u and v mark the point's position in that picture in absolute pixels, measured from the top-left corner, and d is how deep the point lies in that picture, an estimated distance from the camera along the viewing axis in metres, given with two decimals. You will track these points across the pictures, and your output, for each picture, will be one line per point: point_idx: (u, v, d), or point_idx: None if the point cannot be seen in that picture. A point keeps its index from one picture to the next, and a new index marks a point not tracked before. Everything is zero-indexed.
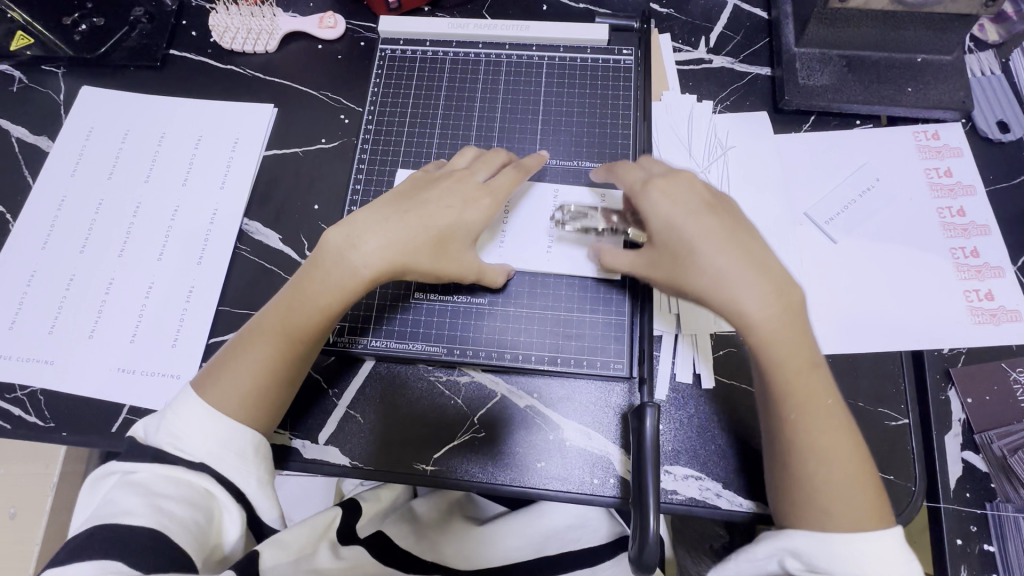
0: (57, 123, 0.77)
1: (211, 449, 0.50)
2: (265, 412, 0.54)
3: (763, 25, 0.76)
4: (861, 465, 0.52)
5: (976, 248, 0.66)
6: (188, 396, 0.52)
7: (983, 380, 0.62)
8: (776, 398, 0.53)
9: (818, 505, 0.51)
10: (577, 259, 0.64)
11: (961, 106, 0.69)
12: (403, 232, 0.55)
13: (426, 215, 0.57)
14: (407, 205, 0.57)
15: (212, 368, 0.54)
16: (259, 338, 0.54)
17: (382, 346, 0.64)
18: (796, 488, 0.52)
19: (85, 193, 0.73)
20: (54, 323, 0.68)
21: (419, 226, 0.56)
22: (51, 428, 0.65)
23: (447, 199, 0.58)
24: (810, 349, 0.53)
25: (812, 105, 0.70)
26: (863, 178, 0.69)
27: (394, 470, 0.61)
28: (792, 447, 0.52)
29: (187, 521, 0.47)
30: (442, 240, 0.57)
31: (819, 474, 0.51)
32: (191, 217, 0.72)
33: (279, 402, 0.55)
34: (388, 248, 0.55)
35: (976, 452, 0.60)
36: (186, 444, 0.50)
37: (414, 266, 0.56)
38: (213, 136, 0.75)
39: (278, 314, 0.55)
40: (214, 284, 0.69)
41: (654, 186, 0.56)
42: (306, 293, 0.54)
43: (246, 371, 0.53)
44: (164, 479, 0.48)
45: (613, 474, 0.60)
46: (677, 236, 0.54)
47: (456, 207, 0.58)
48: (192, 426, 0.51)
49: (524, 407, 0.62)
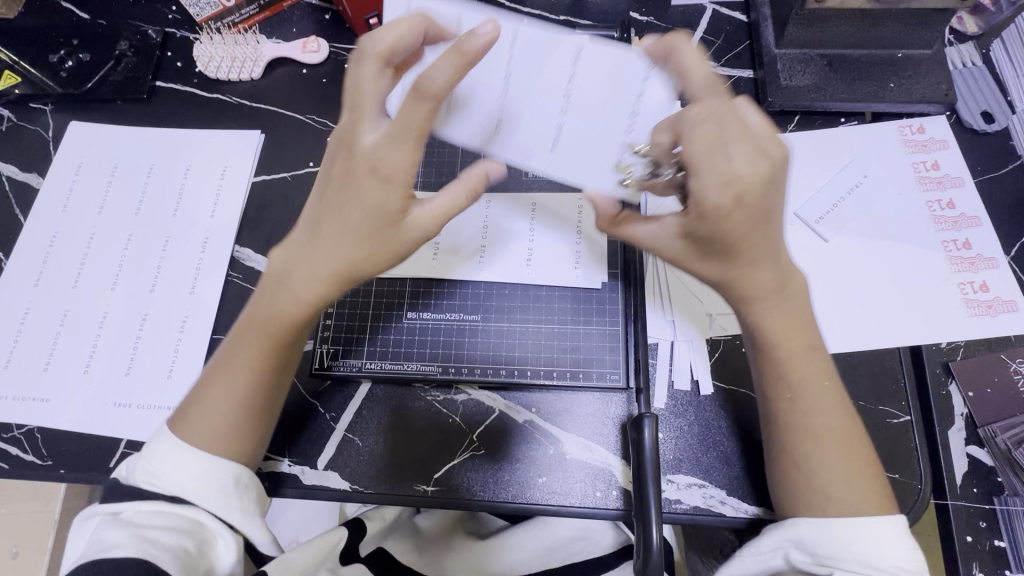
0: (46, 160, 0.78)
1: (192, 485, 0.50)
2: (246, 439, 0.53)
3: (743, 28, 0.77)
4: (856, 452, 0.52)
5: (967, 240, 0.66)
6: (163, 436, 0.52)
7: (984, 372, 0.61)
8: (783, 385, 0.53)
9: (818, 508, 0.50)
10: (586, 166, 0.53)
11: (945, 98, 0.69)
12: (325, 248, 0.49)
13: (344, 217, 0.48)
14: (323, 211, 0.49)
15: (183, 411, 0.53)
16: (222, 370, 0.53)
17: (377, 368, 0.64)
18: (794, 489, 0.52)
19: (76, 228, 0.73)
20: (48, 360, 0.68)
21: (339, 232, 0.49)
22: (48, 466, 0.64)
23: (362, 188, 0.47)
24: (808, 331, 0.53)
25: (795, 105, 0.71)
26: (851, 176, 0.69)
27: (396, 491, 0.61)
28: (787, 450, 0.52)
29: (175, 548, 0.47)
30: (366, 232, 0.48)
31: (821, 464, 0.51)
32: (182, 247, 0.72)
33: (265, 423, 0.55)
34: (316, 258, 0.50)
35: (981, 446, 0.60)
36: (167, 483, 0.50)
37: (348, 271, 0.50)
38: (202, 165, 0.76)
39: (237, 349, 0.53)
40: (208, 313, 0.69)
41: (733, 188, 0.44)
42: (258, 322, 0.53)
43: (217, 405, 0.52)
44: (152, 513, 0.49)
45: (616, 486, 0.59)
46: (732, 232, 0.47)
47: (369, 198, 0.47)
48: (172, 466, 0.50)
49: (523, 422, 0.62)
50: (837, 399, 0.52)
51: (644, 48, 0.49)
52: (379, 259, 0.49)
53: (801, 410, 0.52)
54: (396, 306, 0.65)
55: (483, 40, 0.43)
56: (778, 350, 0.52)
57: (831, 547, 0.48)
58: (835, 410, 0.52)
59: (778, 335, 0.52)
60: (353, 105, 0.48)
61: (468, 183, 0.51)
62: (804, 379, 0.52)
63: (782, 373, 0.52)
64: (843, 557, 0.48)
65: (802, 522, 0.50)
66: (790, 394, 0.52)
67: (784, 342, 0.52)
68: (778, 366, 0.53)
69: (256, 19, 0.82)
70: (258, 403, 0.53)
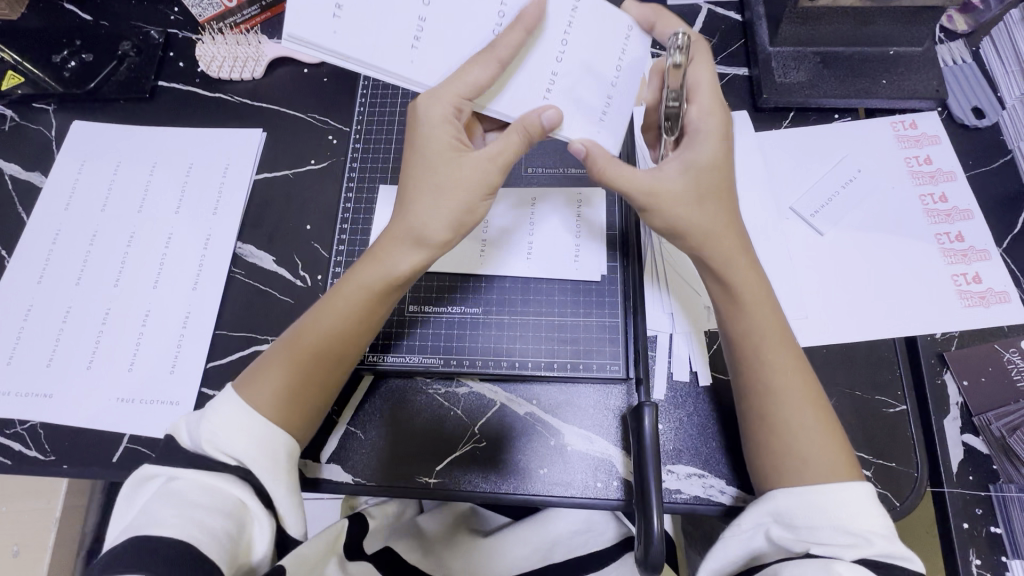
0: (49, 159, 0.78)
1: (241, 447, 0.50)
2: (311, 403, 0.55)
3: (738, 27, 0.78)
4: (823, 415, 0.53)
5: (960, 232, 0.67)
6: (230, 396, 0.53)
7: (978, 362, 0.62)
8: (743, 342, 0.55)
9: (796, 475, 0.51)
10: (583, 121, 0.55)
11: (935, 95, 0.70)
12: (434, 206, 0.54)
13: (448, 185, 0.54)
14: (424, 181, 0.54)
15: (253, 375, 0.55)
16: (296, 337, 0.56)
17: (378, 361, 0.64)
18: (767, 455, 0.53)
19: (80, 226, 0.74)
20: (51, 356, 0.68)
21: (420, 195, 0.54)
22: (51, 462, 0.64)
23: (461, 161, 0.53)
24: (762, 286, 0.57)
25: (789, 101, 0.72)
26: (845, 171, 0.70)
27: (398, 484, 0.61)
28: (765, 415, 0.53)
29: (218, 530, 0.46)
30: (453, 192, 0.54)
31: (786, 423, 0.52)
32: (185, 244, 0.72)
33: (336, 388, 0.58)
34: (399, 218, 0.55)
35: (976, 435, 0.60)
36: (228, 445, 0.50)
37: (421, 234, 0.55)
38: (204, 163, 0.76)
39: (324, 319, 0.56)
40: (211, 309, 0.70)
41: (716, 118, 0.55)
42: (347, 294, 0.56)
43: (289, 370, 0.54)
44: (201, 488, 0.48)
45: (616, 477, 0.60)
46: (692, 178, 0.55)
47: (463, 169, 0.54)
48: (239, 429, 0.51)
49: (524, 414, 0.63)
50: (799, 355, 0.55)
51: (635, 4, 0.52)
52: (452, 221, 0.54)
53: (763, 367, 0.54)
54: (397, 300, 0.66)
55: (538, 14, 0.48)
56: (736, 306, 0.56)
57: (807, 515, 0.48)
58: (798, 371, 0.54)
59: (743, 286, 0.56)
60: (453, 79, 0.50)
61: (523, 129, 0.53)
62: (763, 335, 0.55)
63: (750, 339, 0.55)
64: (821, 524, 0.48)
65: (780, 495, 0.50)
66: (761, 360, 0.54)
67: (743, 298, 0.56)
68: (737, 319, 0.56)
69: (257, 19, 0.82)
70: (331, 369, 0.56)
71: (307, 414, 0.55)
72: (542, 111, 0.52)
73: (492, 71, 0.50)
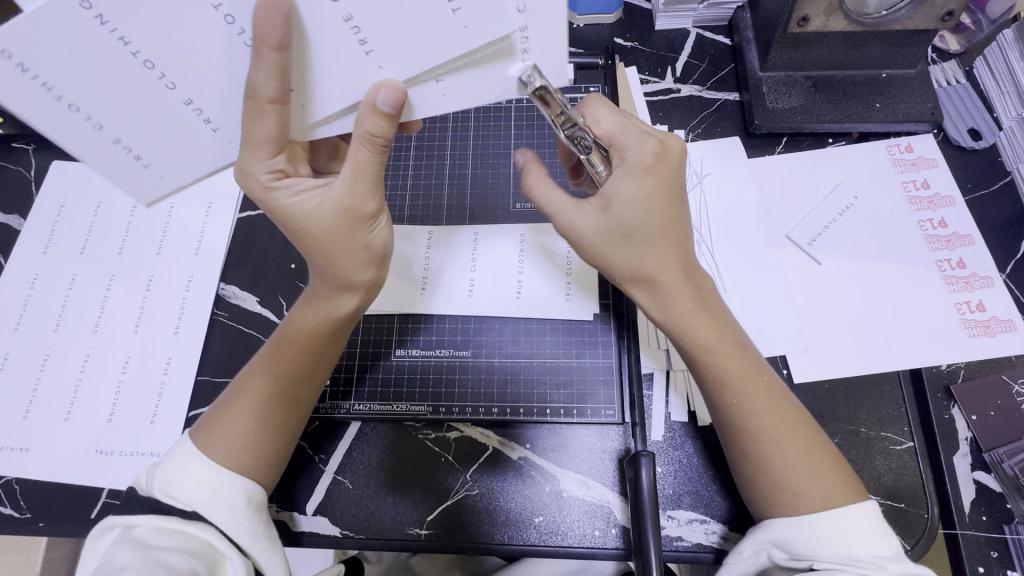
0: (28, 201, 0.77)
1: (206, 499, 0.48)
2: (273, 441, 0.54)
3: (727, 51, 0.77)
4: (817, 449, 0.51)
5: (961, 259, 0.65)
6: (186, 444, 0.52)
7: (986, 395, 0.60)
8: (720, 390, 0.52)
9: (788, 508, 0.49)
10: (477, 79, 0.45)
11: (932, 117, 0.69)
12: (324, 264, 0.51)
13: (329, 248, 0.49)
14: (306, 252, 0.50)
15: (207, 420, 0.54)
16: (244, 384, 0.54)
17: (366, 409, 0.62)
18: (759, 491, 0.50)
19: (58, 270, 0.72)
20: (27, 408, 0.66)
21: (315, 245, 0.49)
22: (27, 519, 0.62)
23: (324, 211, 0.48)
24: (733, 332, 0.53)
25: (782, 127, 0.70)
26: (842, 197, 0.68)
27: (387, 535, 0.58)
28: (747, 452, 0.51)
29: (184, 570, 0.44)
30: (336, 239, 0.48)
31: (776, 460, 0.50)
32: (166, 286, 0.71)
33: (302, 417, 0.56)
34: (319, 276, 0.52)
35: (988, 471, 0.58)
36: (182, 493, 0.49)
37: (335, 278, 0.51)
38: (185, 202, 0.74)
39: (259, 383, 0.54)
40: (193, 353, 0.68)
41: (654, 150, 0.50)
42: (279, 367, 0.54)
43: (241, 417, 0.53)
44: (163, 532, 0.47)
45: (615, 524, 0.57)
46: (638, 217, 0.49)
47: (337, 215, 0.48)
48: (188, 477, 0.49)
49: (518, 459, 0.60)
50: (781, 398, 0.52)
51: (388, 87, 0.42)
52: (362, 261, 0.51)
53: (745, 411, 0.51)
54: (385, 344, 0.64)
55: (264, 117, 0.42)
56: (704, 354, 0.52)
57: (809, 544, 0.47)
58: (776, 408, 0.51)
59: (709, 334, 0.52)
60: (253, 180, 0.47)
61: (362, 133, 0.44)
62: (743, 383, 0.51)
63: (721, 382, 0.52)
64: (824, 555, 0.46)
65: (776, 523, 0.49)
66: (735, 404, 0.51)
67: (699, 329, 0.51)
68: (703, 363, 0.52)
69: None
70: (284, 412, 0.54)
71: (276, 453, 0.54)
72: (377, 94, 0.43)
73: (280, 115, 0.43)
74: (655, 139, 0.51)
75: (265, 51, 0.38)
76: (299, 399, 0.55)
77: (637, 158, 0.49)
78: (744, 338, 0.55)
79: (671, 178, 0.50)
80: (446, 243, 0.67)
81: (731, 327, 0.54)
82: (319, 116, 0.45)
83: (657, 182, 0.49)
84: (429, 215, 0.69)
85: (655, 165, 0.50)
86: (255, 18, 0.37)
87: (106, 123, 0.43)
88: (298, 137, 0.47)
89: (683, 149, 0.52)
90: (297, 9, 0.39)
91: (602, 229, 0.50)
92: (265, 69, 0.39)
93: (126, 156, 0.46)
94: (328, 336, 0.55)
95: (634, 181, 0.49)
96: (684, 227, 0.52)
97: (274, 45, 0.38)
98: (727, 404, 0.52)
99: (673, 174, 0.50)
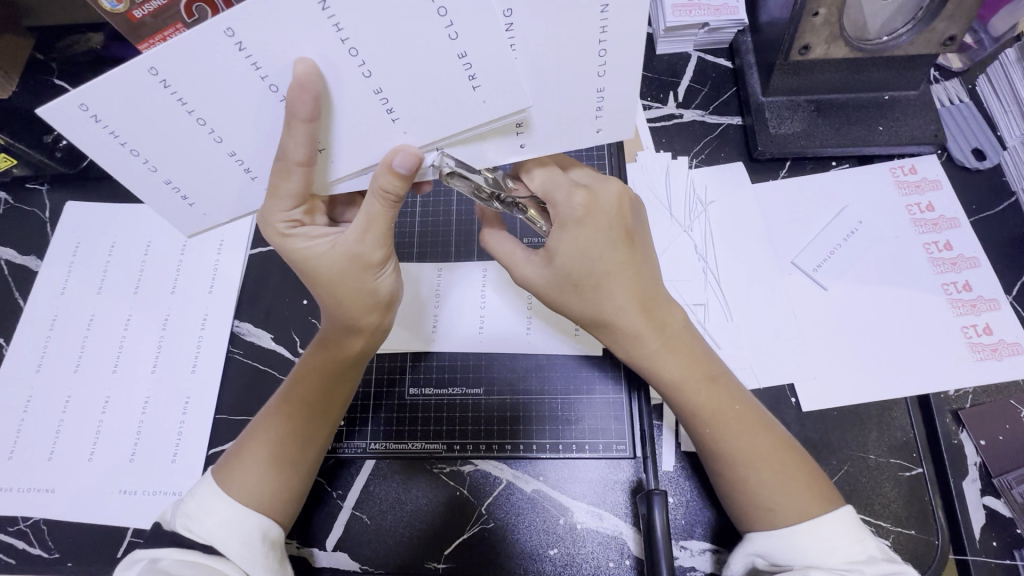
0: (44, 242, 0.78)
1: (219, 534, 0.50)
2: (293, 478, 0.54)
3: (729, 74, 0.77)
4: (795, 464, 0.51)
5: (967, 282, 0.65)
6: (204, 479, 0.53)
7: (994, 419, 0.61)
8: (691, 420, 0.53)
9: (765, 523, 0.50)
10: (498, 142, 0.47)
11: (935, 139, 0.69)
12: (336, 310, 0.52)
13: (342, 294, 0.51)
14: (321, 295, 0.52)
15: (228, 459, 0.55)
16: (264, 419, 0.56)
17: (381, 446, 0.63)
18: (737, 507, 0.52)
19: (77, 311, 0.74)
20: (52, 449, 0.67)
21: (327, 288, 0.51)
22: (55, 559, 0.63)
23: (336, 258, 0.49)
24: (706, 364, 0.54)
25: (786, 152, 0.71)
26: (847, 221, 0.69)
27: (406, 569, 0.60)
28: (721, 470, 0.52)
29: None
30: (344, 284, 0.50)
31: (750, 477, 0.50)
32: (183, 324, 0.72)
33: (320, 454, 0.57)
34: (326, 317, 0.54)
35: (997, 496, 0.59)
36: (197, 525, 0.50)
37: (346, 323, 0.53)
38: (198, 240, 0.76)
39: (280, 420, 0.55)
40: (211, 391, 0.69)
41: (586, 200, 0.52)
42: (293, 402, 0.55)
43: (257, 454, 0.54)
44: (186, 563, 0.47)
45: (629, 555, 0.58)
46: (582, 266, 0.52)
47: (348, 262, 0.49)
48: (205, 510, 0.51)
49: (531, 491, 0.61)
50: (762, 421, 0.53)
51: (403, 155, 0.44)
52: (369, 307, 0.52)
53: (723, 438, 0.52)
54: (398, 382, 0.65)
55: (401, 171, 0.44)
56: (676, 396, 0.53)
57: (788, 553, 0.48)
58: (753, 430, 0.52)
59: (674, 373, 0.53)
60: (272, 226, 0.49)
61: (377, 189, 0.45)
62: (712, 412, 0.52)
63: (697, 416, 0.52)
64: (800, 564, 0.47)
65: (756, 535, 0.50)
66: (708, 434, 0.52)
67: (666, 366, 0.53)
68: (672, 398, 0.53)
69: (169, 33, 0.65)
70: (298, 449, 0.55)
71: (292, 490, 0.54)
72: (394, 156, 0.44)
73: (306, 176, 0.45)
74: (589, 187, 0.53)
75: (296, 124, 0.40)
76: (316, 436, 0.56)
77: (573, 206, 0.52)
78: (721, 369, 0.55)
79: (607, 226, 0.52)
80: (455, 277, 0.68)
81: (706, 355, 0.55)
82: (337, 175, 0.47)
83: (594, 232, 0.52)
84: (437, 250, 0.70)
85: (587, 214, 0.51)
86: (288, 97, 0.39)
87: (152, 169, 0.44)
88: (321, 190, 0.49)
89: (621, 194, 0.53)
90: (326, 82, 0.40)
91: (550, 281, 0.54)
92: (294, 136, 0.41)
93: (175, 196, 0.47)
94: (344, 375, 0.55)
95: (569, 235, 0.52)
96: (639, 266, 0.53)
97: (303, 118, 0.40)
98: (700, 436, 0.53)
99: (609, 221, 0.52)
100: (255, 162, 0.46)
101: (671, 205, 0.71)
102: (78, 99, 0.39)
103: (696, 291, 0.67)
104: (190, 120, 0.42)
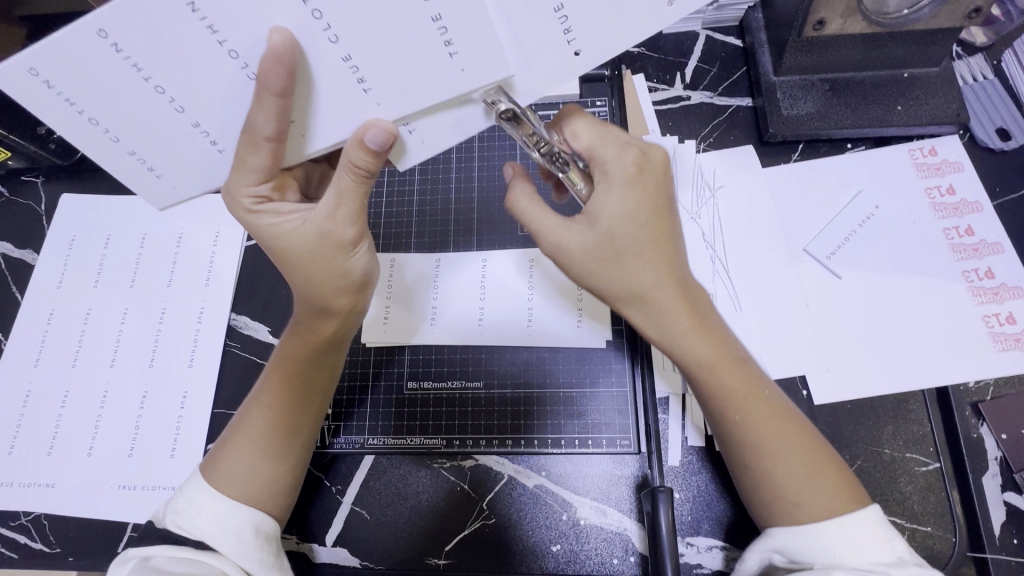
0: (40, 235, 0.77)
1: (211, 529, 0.48)
2: (286, 468, 0.54)
3: (738, 53, 0.74)
4: (821, 461, 0.49)
5: (990, 268, 0.62)
6: (195, 475, 0.52)
7: (1017, 412, 0.58)
8: (716, 405, 0.50)
9: (787, 519, 0.48)
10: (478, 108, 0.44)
11: (956, 119, 0.66)
12: (308, 291, 0.50)
13: (312, 274, 0.49)
14: (291, 275, 0.50)
15: (214, 457, 0.53)
16: (249, 413, 0.54)
17: (381, 442, 0.62)
18: (758, 502, 0.49)
19: (73, 305, 0.73)
20: (51, 444, 0.67)
21: (298, 267, 0.49)
22: (57, 554, 0.63)
23: (306, 235, 0.47)
24: (732, 345, 0.51)
25: (798, 135, 0.67)
26: (862, 207, 0.66)
27: (407, 565, 0.59)
28: (746, 466, 0.50)
29: None
30: (315, 263, 0.48)
31: (773, 472, 0.48)
32: (179, 318, 0.71)
33: (307, 451, 0.56)
34: (301, 300, 0.52)
35: (1018, 492, 0.56)
36: (189, 522, 0.49)
37: (320, 305, 0.51)
38: (193, 232, 0.75)
39: (260, 418, 0.53)
40: (209, 385, 0.68)
41: (632, 163, 0.47)
42: (278, 395, 0.54)
43: (244, 452, 0.52)
44: (179, 560, 0.46)
45: (634, 552, 0.57)
46: (620, 236, 0.47)
47: (319, 241, 0.47)
48: (198, 503, 0.50)
49: (533, 487, 0.60)
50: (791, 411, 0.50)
51: (371, 131, 0.42)
52: (343, 288, 0.50)
53: (751, 431, 0.49)
54: (396, 375, 0.64)
55: (371, 147, 0.42)
56: (700, 382, 0.50)
57: (809, 551, 0.46)
58: (780, 423, 0.49)
59: (698, 353, 0.49)
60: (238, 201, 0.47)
61: (349, 163, 0.43)
62: (741, 399, 0.49)
63: (724, 403, 0.49)
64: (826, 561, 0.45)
65: (776, 531, 0.48)
66: (734, 422, 0.49)
67: (696, 345, 0.49)
68: (695, 380, 0.50)
69: None
70: (285, 444, 0.54)
71: (281, 483, 0.53)
72: (366, 131, 0.42)
73: (275, 151, 0.43)
74: (634, 151, 0.48)
75: (268, 97, 0.39)
76: (301, 427, 0.55)
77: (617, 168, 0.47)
78: (746, 355, 0.52)
79: (653, 195, 0.48)
80: (455, 267, 0.67)
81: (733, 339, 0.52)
82: (315, 148, 0.45)
83: (639, 199, 0.47)
84: (436, 240, 0.69)
85: (634, 179, 0.47)
86: (262, 68, 0.37)
87: (114, 139, 0.42)
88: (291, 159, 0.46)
89: (666, 162, 0.49)
90: (304, 55, 0.39)
91: (590, 245, 0.47)
92: (263, 109, 0.39)
93: (139, 166, 0.45)
94: (322, 360, 0.54)
95: (616, 199, 0.46)
96: (669, 238, 0.49)
97: (276, 92, 0.38)
98: (726, 423, 0.50)
99: (653, 190, 0.48)
100: (221, 136, 0.44)
101: (677, 191, 0.68)
102: (25, 63, 0.38)
103: (705, 280, 0.65)
104: (148, 91, 0.40)
